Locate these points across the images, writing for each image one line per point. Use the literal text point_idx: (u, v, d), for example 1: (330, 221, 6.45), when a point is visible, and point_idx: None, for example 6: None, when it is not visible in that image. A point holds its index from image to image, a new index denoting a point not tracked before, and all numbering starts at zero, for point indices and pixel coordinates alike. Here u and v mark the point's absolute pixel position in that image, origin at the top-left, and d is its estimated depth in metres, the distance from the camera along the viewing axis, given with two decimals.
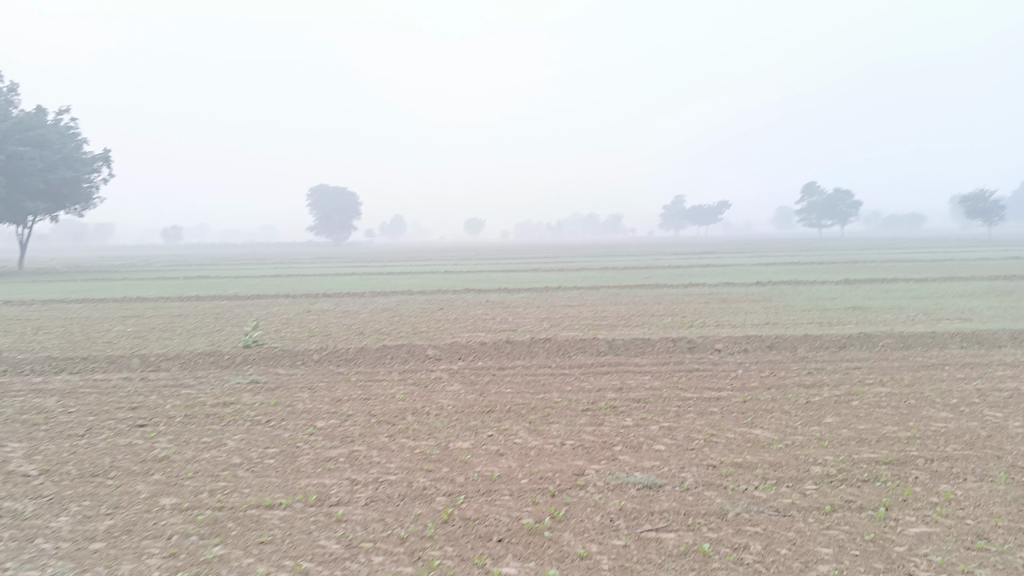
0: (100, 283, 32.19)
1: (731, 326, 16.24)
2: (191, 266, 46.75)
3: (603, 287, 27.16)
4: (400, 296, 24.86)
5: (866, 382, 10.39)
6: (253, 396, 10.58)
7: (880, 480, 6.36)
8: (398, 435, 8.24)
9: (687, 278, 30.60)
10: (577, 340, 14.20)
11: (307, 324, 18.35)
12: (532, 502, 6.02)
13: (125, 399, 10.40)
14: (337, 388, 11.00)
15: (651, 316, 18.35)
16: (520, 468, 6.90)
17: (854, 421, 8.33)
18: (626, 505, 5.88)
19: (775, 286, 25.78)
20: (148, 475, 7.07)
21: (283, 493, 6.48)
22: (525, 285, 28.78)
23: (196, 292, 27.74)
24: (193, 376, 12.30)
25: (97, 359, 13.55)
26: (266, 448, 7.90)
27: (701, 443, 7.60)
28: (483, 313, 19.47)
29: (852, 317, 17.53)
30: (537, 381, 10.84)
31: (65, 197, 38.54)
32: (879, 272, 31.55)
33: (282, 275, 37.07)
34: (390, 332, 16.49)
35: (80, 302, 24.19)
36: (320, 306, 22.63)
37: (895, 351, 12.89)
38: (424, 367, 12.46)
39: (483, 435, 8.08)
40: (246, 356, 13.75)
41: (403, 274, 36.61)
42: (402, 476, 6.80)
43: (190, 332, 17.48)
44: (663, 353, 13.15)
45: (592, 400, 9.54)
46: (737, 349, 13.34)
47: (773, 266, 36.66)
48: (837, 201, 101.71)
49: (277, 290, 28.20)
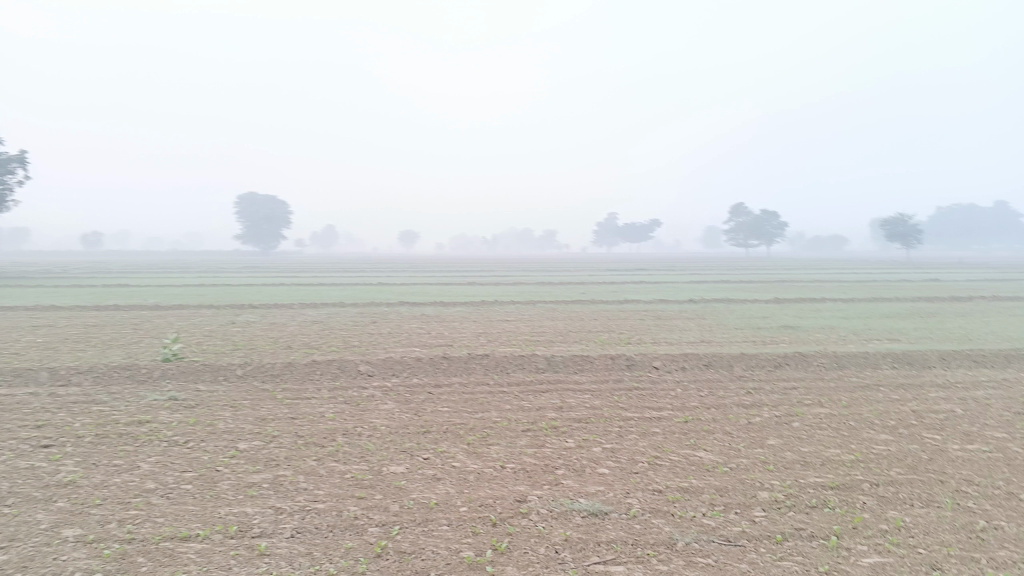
0: (11, 290, 30.54)
1: (668, 344, 16.17)
2: (110, 273, 44.90)
3: (540, 302, 26.97)
4: (331, 309, 24.16)
5: (805, 402, 10.36)
6: (172, 414, 9.94)
7: (829, 506, 6.21)
8: (328, 457, 7.77)
9: (622, 295, 30.68)
10: (515, 356, 13.89)
11: (232, 336, 17.58)
12: (472, 532, 5.67)
13: (30, 416, 9.63)
14: (263, 406, 10.44)
15: (588, 332, 18.19)
16: (459, 494, 6.53)
17: (797, 443, 8.22)
18: (572, 535, 5.57)
19: (709, 304, 25.98)
20: (50, 502, 6.44)
21: (201, 523, 5.96)
22: (460, 298, 28.39)
23: (115, 301, 26.51)
24: (106, 391, 11.53)
25: (1, 372, 12.62)
26: (183, 472, 7.34)
27: (645, 466, 7.35)
28: (417, 327, 19.00)
29: (785, 336, 17.69)
30: (475, 399, 10.48)
31: None
32: (806, 291, 32.17)
33: (206, 285, 35.82)
34: (320, 346, 15.90)
35: None
36: (247, 318, 21.81)
37: (831, 371, 12.97)
38: (356, 383, 11.97)
39: (418, 458, 7.69)
40: (165, 370, 13.01)
41: (335, 285, 35.79)
42: (332, 504, 6.36)
43: (106, 343, 16.54)
44: (602, 371, 12.94)
45: (532, 420, 9.24)
46: (675, 367, 13.23)
47: (704, 284, 37.09)
48: (764, 221, 104.33)
49: (202, 301, 27.12)
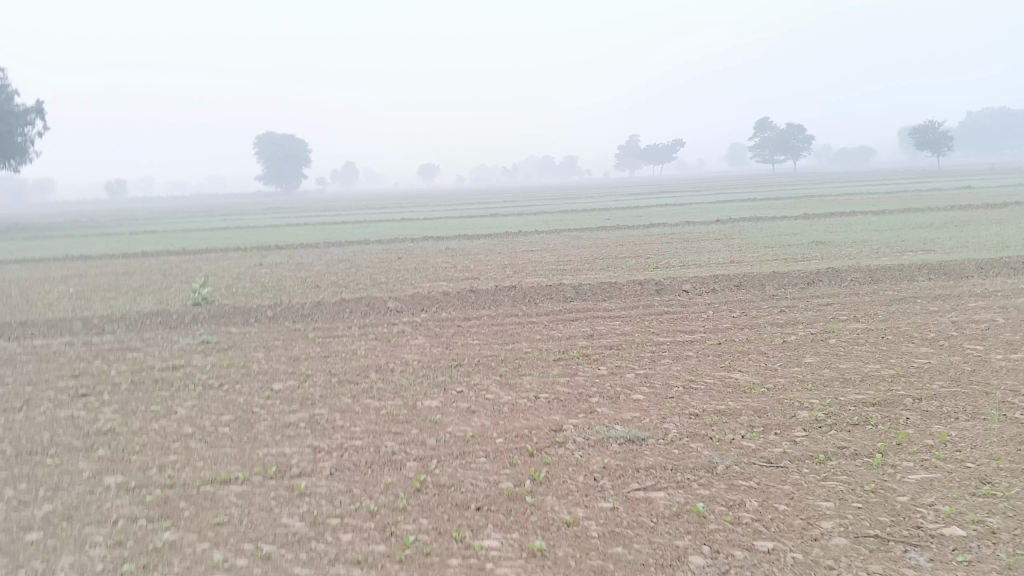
0: (40, 242, 30.76)
1: (698, 266, 15.92)
2: (137, 222, 45.14)
3: (564, 230, 26.68)
4: (355, 247, 24.04)
5: (840, 318, 10.17)
6: (205, 358, 10.00)
7: (871, 423, 6.10)
8: (362, 395, 7.78)
9: (647, 218, 30.26)
10: (543, 286, 13.77)
11: (259, 278, 17.59)
12: (510, 463, 5.63)
13: (67, 366, 9.73)
14: (294, 346, 10.47)
15: (615, 258, 17.97)
16: (494, 426, 6.49)
17: (834, 360, 8.08)
18: (610, 462, 5.51)
19: (736, 224, 25.54)
20: (91, 451, 6.50)
21: (239, 465, 5.99)
22: (484, 230, 28.20)
23: (143, 248, 26.64)
24: (140, 338, 11.62)
25: (36, 324, 12.74)
26: (220, 415, 7.38)
27: (680, 389, 7.26)
28: (442, 261, 18.87)
29: (816, 252, 17.35)
30: (505, 331, 10.44)
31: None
32: (835, 206, 31.44)
33: (231, 228, 35.89)
34: (347, 284, 15.88)
35: (17, 263, 22.95)
36: (273, 259, 21.84)
37: (866, 285, 12.70)
38: (385, 320, 11.94)
39: (452, 391, 7.67)
40: (196, 315, 13.07)
41: (359, 222, 35.67)
42: (368, 441, 6.35)
43: (136, 291, 16.65)
44: (631, 297, 12.80)
45: (564, 349, 9.18)
46: (706, 289, 13.04)
47: (730, 204, 36.38)
48: (789, 136, 101.94)
49: (228, 245, 27.12)
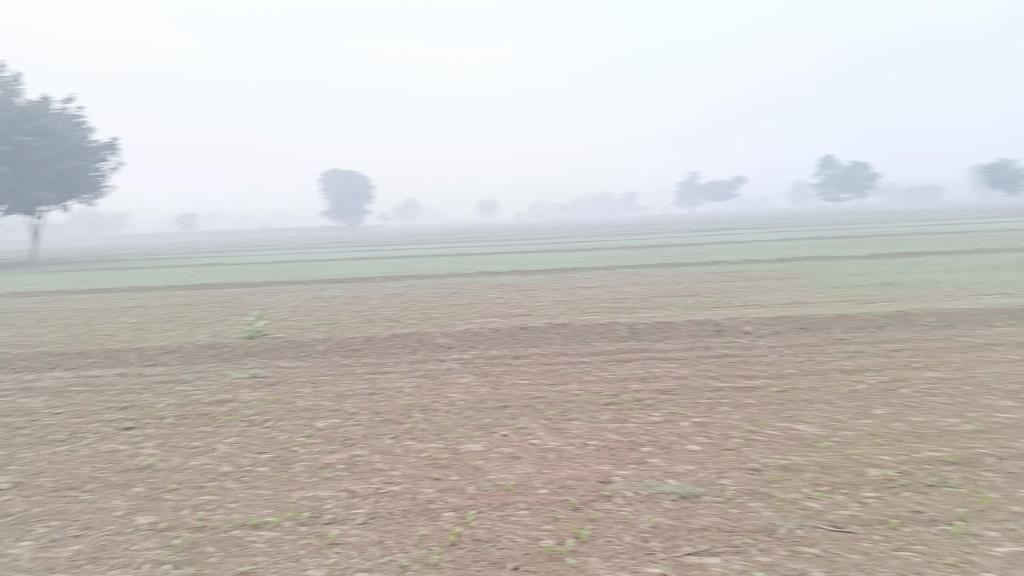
0: (110, 272, 31.63)
1: (760, 307, 15.36)
2: (204, 254, 46.24)
3: (621, 266, 26.27)
4: (411, 281, 24.04)
5: (912, 366, 9.56)
6: (252, 392, 9.90)
7: (950, 485, 5.57)
8: (404, 436, 7.53)
9: (707, 256, 29.67)
10: (596, 324, 13.43)
11: (314, 312, 17.63)
12: (552, 518, 5.28)
13: (116, 398, 9.71)
14: (342, 382, 10.31)
15: (673, 297, 17.53)
16: (538, 475, 6.15)
17: (907, 412, 7.53)
18: (661, 521, 5.12)
19: (799, 263, 24.80)
20: (127, 488, 6.36)
21: (272, 509, 5.77)
22: (541, 266, 27.99)
23: (206, 280, 27.11)
24: (191, 370, 11.61)
25: (93, 354, 12.86)
26: (259, 454, 7.20)
27: (738, 441, 6.81)
28: (496, 297, 18.67)
29: (885, 294, 16.63)
30: (555, 371, 10.11)
31: (75, 186, 37.63)
32: (905, 246, 30.38)
33: (292, 260, 36.43)
34: (400, 319, 15.76)
35: (85, 292, 23.52)
36: (330, 293, 21.94)
37: (939, 331, 12.03)
38: (434, 357, 11.72)
39: (496, 435, 7.35)
40: (248, 349, 13.05)
41: (417, 257, 35.84)
42: (406, 487, 6.08)
43: (194, 322, 16.81)
44: (688, 338, 12.35)
45: (616, 392, 8.80)
46: (768, 332, 12.52)
47: (793, 242, 35.46)
48: (855, 174, 99.77)
49: (287, 277, 27.43)
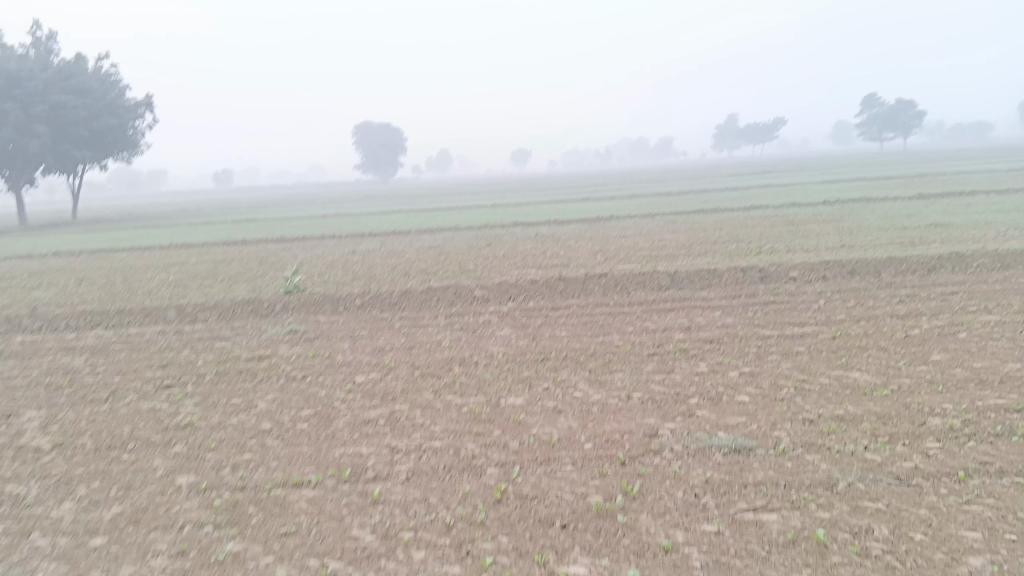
0: (149, 230, 31.86)
1: (805, 252, 14.89)
2: (241, 210, 46.42)
3: (659, 214, 25.74)
4: (447, 233, 23.80)
5: (970, 310, 9.16)
6: (291, 348, 9.84)
7: (1018, 435, 5.28)
8: (444, 390, 7.40)
9: (748, 201, 28.93)
10: (636, 273, 13.12)
11: (350, 266, 17.51)
12: (599, 474, 5.11)
13: (157, 356, 9.71)
14: (379, 336, 10.20)
15: (714, 243, 17.11)
16: (583, 429, 5.97)
17: (967, 358, 7.20)
18: (714, 476, 4.92)
19: (844, 205, 24.06)
20: (168, 447, 6.33)
21: (313, 467, 5.68)
22: (577, 215, 27.54)
23: (244, 235, 27.22)
24: (230, 327, 11.60)
25: (133, 312, 12.90)
26: (299, 410, 7.13)
27: (790, 392, 6.55)
28: (532, 248, 18.39)
29: (936, 235, 16.04)
30: (596, 322, 9.88)
31: (112, 146, 37.95)
32: (953, 185, 29.40)
33: (328, 215, 36.36)
34: (437, 272, 15.60)
35: (126, 251, 23.71)
36: (365, 247, 21.80)
37: (995, 272, 11.53)
38: (472, 309, 11.56)
39: (538, 389, 7.19)
40: (286, 304, 13.00)
41: (451, 210, 35.52)
42: (448, 443, 5.94)
43: (232, 279, 16.81)
44: (732, 285, 12.00)
45: (659, 342, 8.56)
46: (814, 277, 12.12)
47: (836, 185, 34.47)
48: (899, 112, 96.72)
49: (323, 232, 27.36)
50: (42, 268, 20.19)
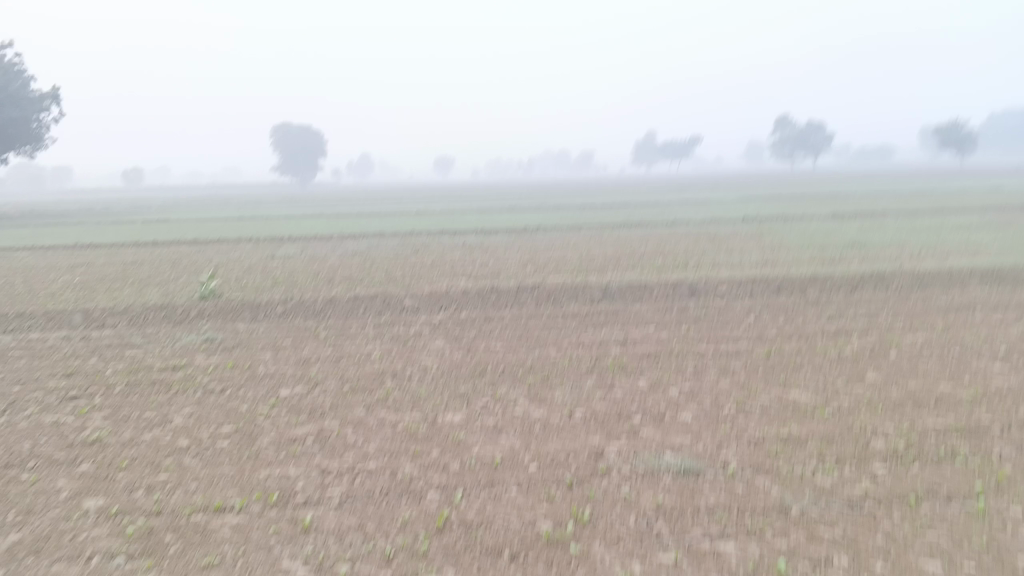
0: (51, 228, 30.21)
1: (731, 267, 15.07)
2: (152, 209, 44.51)
3: (585, 226, 25.85)
4: (371, 240, 23.30)
5: (896, 329, 9.35)
6: (208, 358, 9.28)
7: (961, 458, 5.30)
8: (377, 405, 7.05)
9: (671, 215, 29.37)
10: (568, 285, 12.99)
11: (271, 271, 16.87)
12: (546, 498, 4.88)
13: (61, 364, 9.01)
14: (305, 346, 9.74)
15: (642, 257, 17.18)
16: (526, 449, 5.73)
17: (901, 378, 7.27)
18: (666, 500, 4.75)
19: (764, 223, 24.64)
20: (73, 466, 5.79)
21: (237, 490, 5.26)
22: (503, 224, 27.40)
23: (155, 236, 26.05)
24: (141, 333, 10.91)
25: (34, 316, 12.02)
26: (219, 426, 6.66)
27: (733, 411, 6.47)
28: (460, 257, 18.12)
29: (854, 254, 16.50)
30: (530, 335, 9.67)
31: (13, 138, 35.97)
32: (865, 206, 30.52)
33: (245, 217, 35.24)
34: (362, 279, 15.15)
35: (27, 249, 22.33)
36: (286, 251, 21.11)
37: (914, 292, 11.87)
38: (401, 319, 11.19)
39: (476, 405, 6.91)
40: (203, 310, 12.36)
41: (374, 215, 34.90)
42: (384, 463, 5.61)
43: (143, 282, 15.95)
44: (663, 300, 11.99)
45: (597, 357, 8.40)
46: (743, 293, 12.23)
47: (752, 202, 35.38)
48: (810, 135, 100.49)
49: (240, 235, 26.42)
50: None
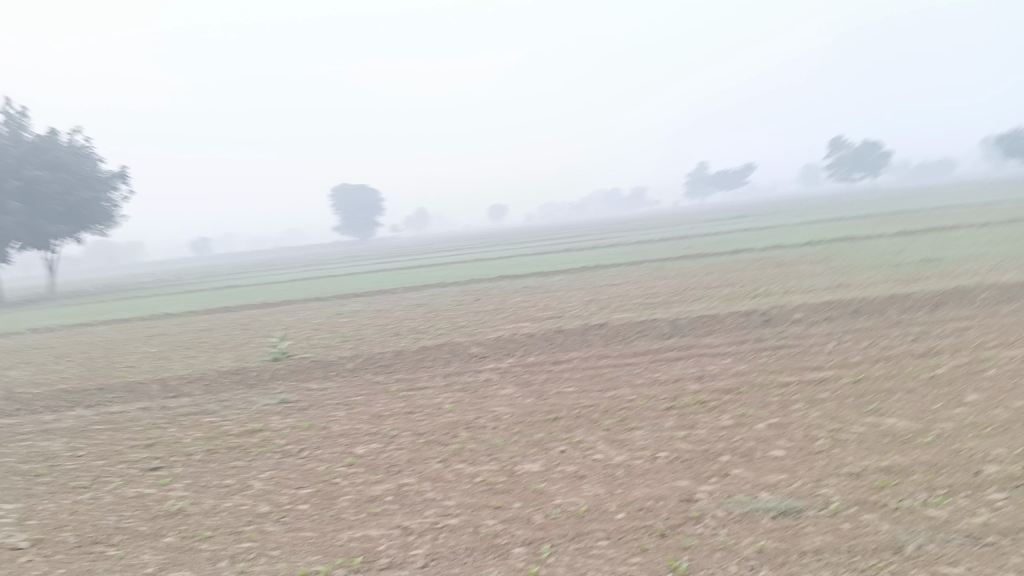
0: (126, 302, 31.26)
1: (802, 293, 14.62)
2: (220, 277, 45.78)
3: (645, 261, 25.57)
4: (433, 290, 23.47)
5: (990, 345, 8.84)
6: (283, 419, 9.32)
7: None
8: (453, 459, 6.90)
9: (733, 244, 28.87)
10: (636, 322, 12.75)
11: (338, 328, 17.05)
12: (639, 548, 4.65)
13: (141, 435, 9.14)
14: (376, 401, 9.70)
15: (708, 288, 16.83)
16: (612, 497, 5.51)
17: (1005, 397, 6.81)
18: (768, 545, 4.47)
19: (830, 245, 23.99)
20: (158, 538, 5.78)
21: (320, 555, 5.16)
22: (563, 266, 27.34)
23: (225, 302, 26.71)
24: (217, 399, 11.05)
25: (115, 389, 12.31)
26: (298, 489, 6.60)
27: (826, 443, 6.14)
28: (522, 301, 18.03)
29: (931, 270, 15.87)
30: (603, 376, 9.44)
31: (88, 219, 37.63)
32: (935, 219, 29.50)
33: (309, 278, 35.96)
34: (428, 330, 15.16)
35: (105, 324, 23.11)
36: (351, 308, 21.37)
37: (1003, 305, 11.27)
38: (469, 368, 11.10)
39: (554, 452, 6.71)
40: (275, 372, 12.48)
41: (434, 265, 35.24)
42: (466, 519, 5.46)
43: (216, 348, 16.27)
44: (736, 331, 11.66)
45: (674, 395, 8.12)
46: (819, 318, 11.80)
47: (814, 225, 34.61)
48: (867, 152, 98.45)
49: (308, 295, 26.94)
50: (17, 346, 19.56)
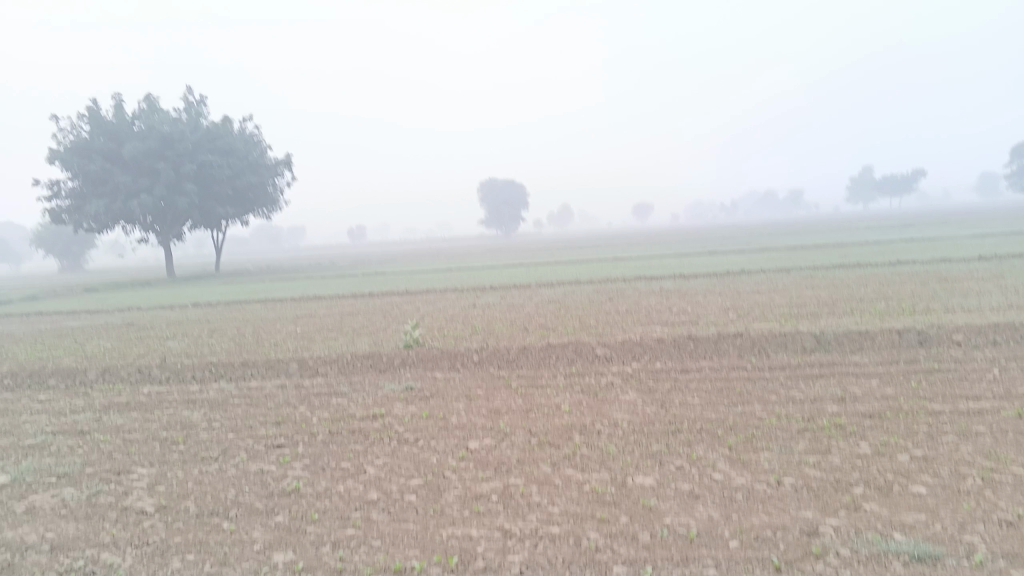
0: (279, 282, 33.03)
1: (966, 312, 13.37)
2: (370, 263, 47.65)
3: (794, 268, 24.35)
4: (567, 287, 23.34)
5: None
6: (405, 407, 9.42)
7: None
8: (564, 463, 6.70)
9: (893, 255, 26.99)
10: (775, 333, 12.05)
11: (471, 320, 17.21)
12: None
13: (272, 412, 9.48)
14: (496, 396, 9.64)
15: (859, 301, 15.74)
16: (727, 521, 5.15)
17: None
18: None
19: (1005, 261, 21.92)
20: (269, 516, 5.92)
21: (419, 550, 5.11)
22: (704, 269, 26.50)
23: (369, 289, 27.68)
24: (348, 382, 11.33)
25: (256, 365, 12.90)
26: (408, 479, 6.61)
27: (977, 482, 5.49)
28: (657, 304, 17.58)
29: None
30: (732, 389, 8.94)
31: (253, 202, 40.11)
32: None
33: (450, 269, 36.70)
34: (557, 327, 14.98)
35: (259, 302, 24.46)
36: (486, 300, 21.57)
37: None
38: (594, 370, 10.83)
39: (670, 467, 6.38)
40: (404, 358, 12.72)
41: (573, 263, 35.04)
42: (568, 528, 5.25)
43: (355, 332, 16.80)
44: (885, 350, 10.79)
45: (809, 416, 7.55)
46: (983, 342, 10.72)
47: (986, 239, 31.91)
48: None
49: (447, 285, 27.46)
50: (180, 318, 21.01)
